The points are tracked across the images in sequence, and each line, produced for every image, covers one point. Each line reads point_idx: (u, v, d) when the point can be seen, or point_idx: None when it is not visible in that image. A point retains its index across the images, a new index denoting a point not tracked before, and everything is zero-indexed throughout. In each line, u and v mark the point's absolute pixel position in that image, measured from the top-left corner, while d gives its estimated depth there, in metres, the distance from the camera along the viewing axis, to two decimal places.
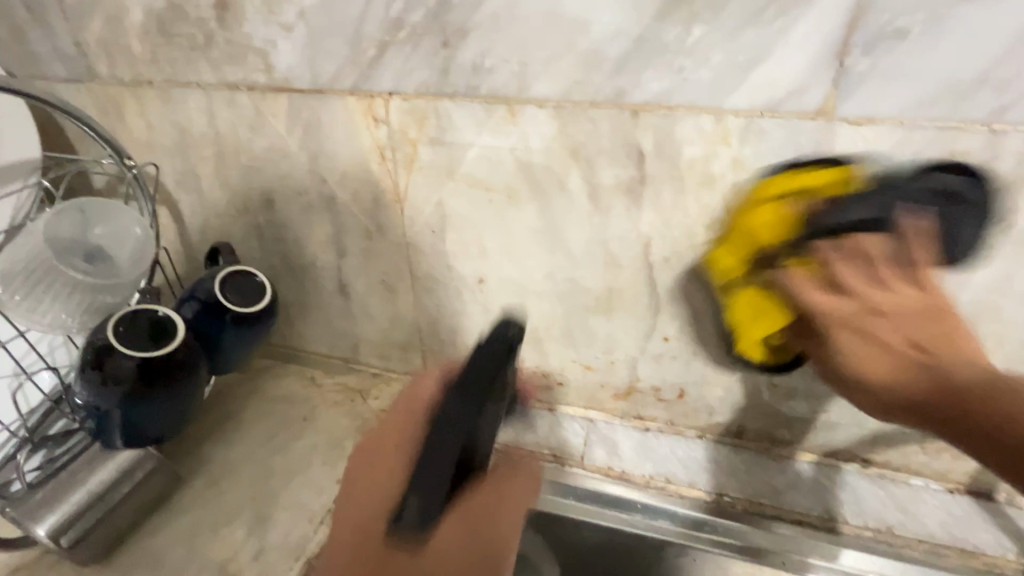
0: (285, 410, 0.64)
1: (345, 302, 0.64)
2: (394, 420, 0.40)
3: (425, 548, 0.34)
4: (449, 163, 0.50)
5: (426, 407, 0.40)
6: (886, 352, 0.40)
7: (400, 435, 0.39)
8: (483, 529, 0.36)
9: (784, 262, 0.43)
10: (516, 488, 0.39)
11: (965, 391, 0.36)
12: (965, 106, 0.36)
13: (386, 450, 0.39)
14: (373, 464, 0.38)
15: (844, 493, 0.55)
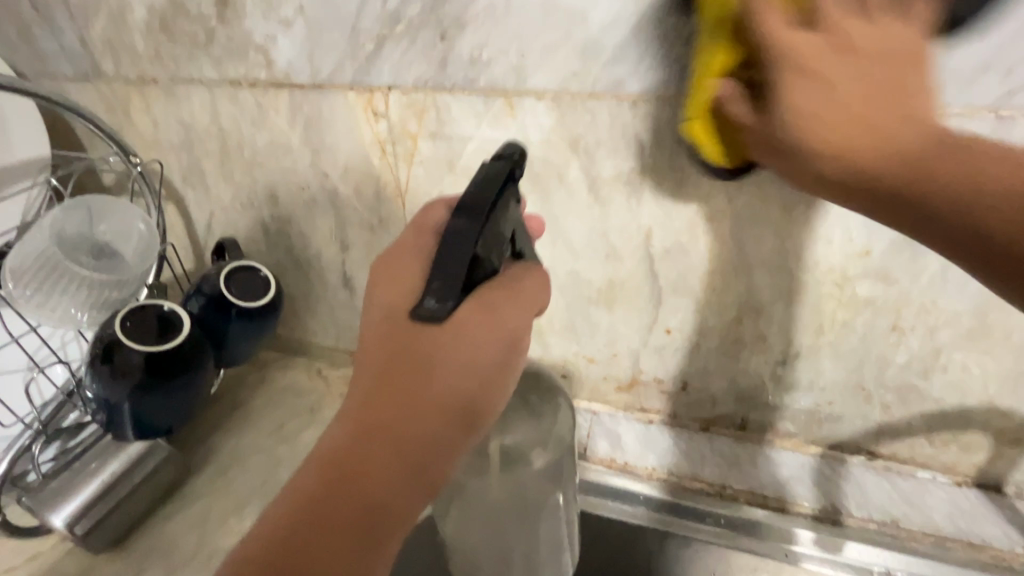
0: (291, 402, 0.65)
1: (349, 296, 0.64)
2: (402, 241, 0.38)
3: (443, 333, 0.34)
4: (448, 155, 0.50)
5: (435, 228, 0.38)
6: (851, 95, 0.31)
7: (419, 240, 0.37)
8: (500, 309, 0.35)
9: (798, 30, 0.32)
10: (530, 289, 0.37)
11: (922, 167, 0.30)
12: (970, 94, 0.36)
13: (400, 266, 0.36)
14: (388, 276, 0.36)
15: (848, 486, 0.54)
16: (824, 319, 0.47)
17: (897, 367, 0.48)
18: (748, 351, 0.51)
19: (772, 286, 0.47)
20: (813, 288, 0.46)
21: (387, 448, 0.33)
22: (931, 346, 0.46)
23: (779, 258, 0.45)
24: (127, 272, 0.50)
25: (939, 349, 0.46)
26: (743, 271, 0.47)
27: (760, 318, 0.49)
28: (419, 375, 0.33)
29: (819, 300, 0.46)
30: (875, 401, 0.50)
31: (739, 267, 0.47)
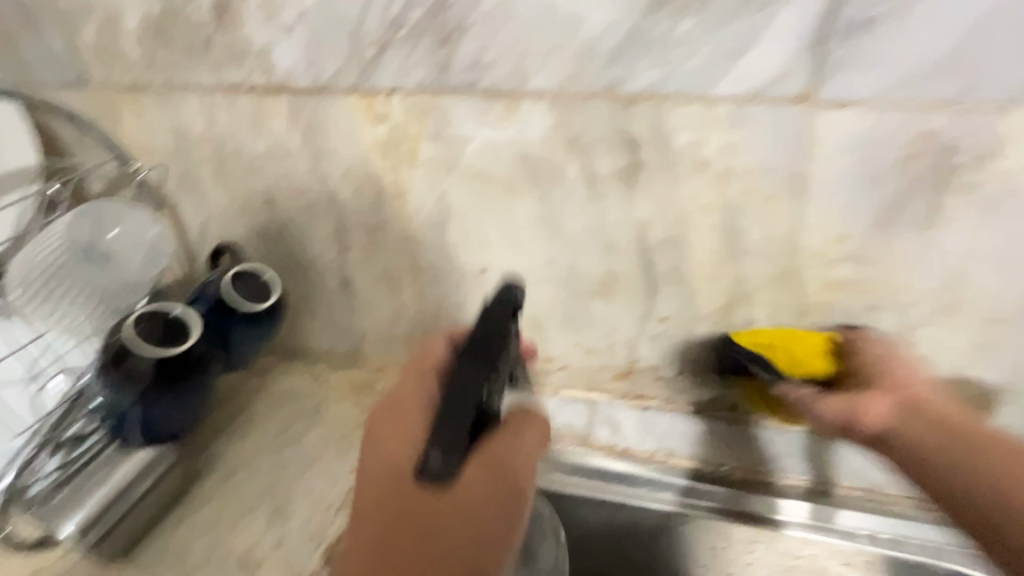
0: (293, 406, 0.66)
1: (348, 299, 0.65)
2: (405, 386, 0.42)
3: (449, 499, 0.36)
4: (449, 157, 0.52)
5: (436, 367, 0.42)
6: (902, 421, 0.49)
7: (418, 386, 0.42)
8: (502, 465, 0.38)
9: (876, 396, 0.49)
10: (530, 442, 0.41)
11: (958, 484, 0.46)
12: (935, 88, 0.38)
13: (404, 416, 0.40)
14: (393, 421, 0.40)
15: (836, 458, 0.57)
16: (807, 301, 0.50)
17: (874, 342, 0.51)
18: None
19: (759, 273, 0.50)
20: (797, 272, 0.49)
21: None
22: (905, 323, 0.49)
23: (765, 245, 0.48)
24: (131, 280, 0.53)
25: (912, 325, 0.49)
26: (733, 259, 0.50)
27: (750, 303, 0.52)
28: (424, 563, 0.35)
29: (804, 283, 0.49)
30: None
31: (728, 255, 0.50)
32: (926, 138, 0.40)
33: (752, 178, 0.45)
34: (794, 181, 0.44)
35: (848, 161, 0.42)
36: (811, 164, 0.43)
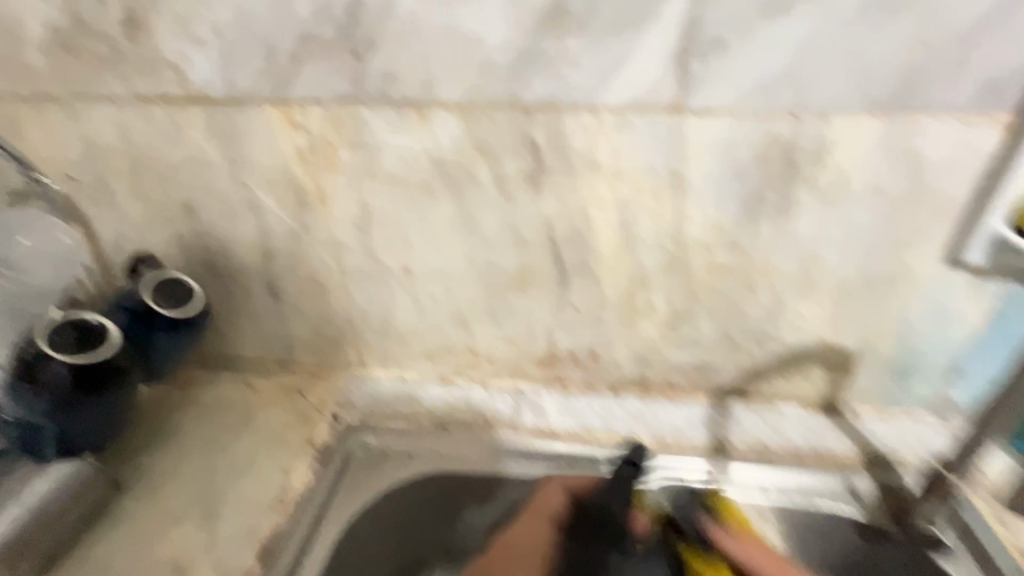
0: (222, 415, 0.66)
1: (276, 305, 0.66)
2: (535, 527, 0.60)
3: None
4: (367, 163, 0.55)
5: (551, 514, 0.60)
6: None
7: (534, 535, 0.60)
8: None
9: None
10: None
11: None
12: (775, 99, 0.46)
13: (523, 553, 0.60)
14: (522, 547, 0.60)
15: (734, 424, 0.63)
16: (694, 284, 0.57)
17: (752, 317, 0.59)
18: (641, 318, 0.61)
19: (653, 261, 0.56)
20: (684, 259, 0.56)
21: None
22: (775, 299, 0.57)
23: (655, 236, 0.55)
24: (51, 285, 0.62)
25: (781, 301, 0.57)
26: (630, 249, 0.56)
27: (647, 288, 0.58)
28: None
29: (690, 268, 0.56)
30: (740, 347, 0.61)
31: (625, 246, 0.56)
32: (772, 140, 0.48)
33: (638, 177, 0.51)
34: (673, 179, 0.51)
35: (714, 161, 0.49)
36: (685, 164, 0.50)
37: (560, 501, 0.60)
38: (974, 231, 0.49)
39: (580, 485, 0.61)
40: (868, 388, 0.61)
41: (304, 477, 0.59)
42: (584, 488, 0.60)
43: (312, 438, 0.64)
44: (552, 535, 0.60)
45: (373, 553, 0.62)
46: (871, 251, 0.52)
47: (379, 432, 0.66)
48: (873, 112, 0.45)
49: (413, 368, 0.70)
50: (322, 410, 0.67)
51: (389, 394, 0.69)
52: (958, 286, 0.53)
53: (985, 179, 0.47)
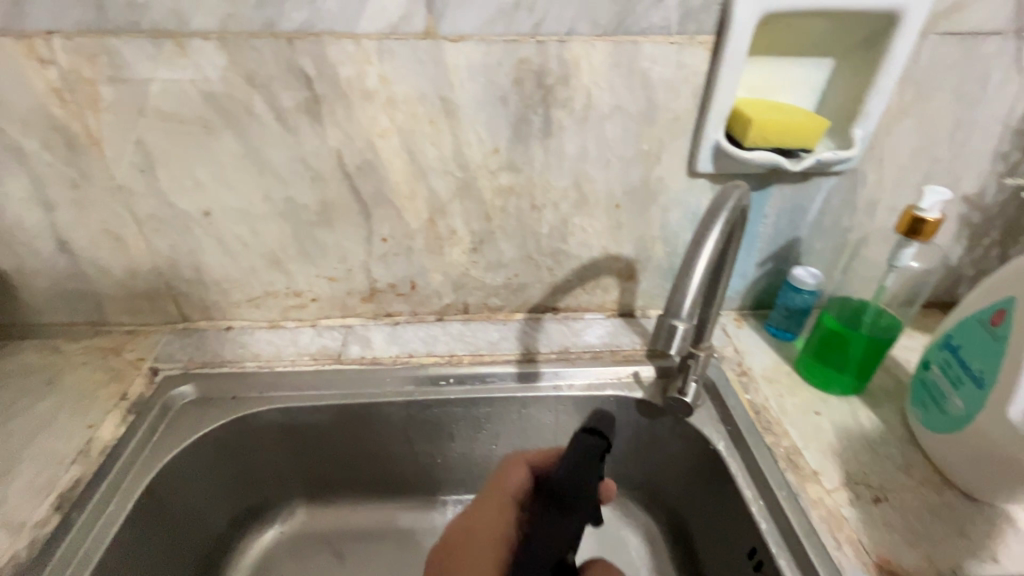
0: (21, 380, 0.63)
1: (71, 261, 0.63)
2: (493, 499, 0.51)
3: (497, 509, 0.51)
4: (134, 100, 0.53)
5: (513, 497, 0.51)
6: (490, 526, 0.50)
7: (499, 514, 0.50)
8: (500, 508, 0.51)
9: (523, 485, 0.52)
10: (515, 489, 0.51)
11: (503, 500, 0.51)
12: (516, 24, 0.50)
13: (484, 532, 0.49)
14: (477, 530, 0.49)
15: (541, 334, 0.71)
16: (487, 207, 0.62)
17: (545, 235, 0.65)
18: (447, 245, 0.65)
19: (445, 187, 0.60)
20: (472, 183, 0.60)
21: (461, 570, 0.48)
22: (560, 217, 0.63)
23: (441, 163, 0.58)
24: None
25: (566, 218, 0.64)
26: (421, 177, 0.59)
27: (447, 216, 0.63)
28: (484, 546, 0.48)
29: (481, 192, 0.61)
30: (541, 265, 0.68)
31: (416, 174, 0.59)
32: (524, 64, 0.52)
33: (412, 104, 0.54)
34: (444, 105, 0.54)
35: (477, 85, 0.53)
36: (452, 89, 0.54)
37: (522, 480, 0.52)
38: (700, 140, 0.57)
39: (539, 456, 0.53)
40: (650, 291, 0.71)
41: (113, 427, 0.58)
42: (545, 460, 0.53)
43: (125, 392, 0.62)
44: (512, 521, 0.50)
45: (198, 491, 0.62)
46: (628, 165, 0.60)
47: (201, 378, 0.65)
48: (600, 37, 0.51)
49: (241, 317, 0.70)
50: (139, 364, 0.66)
51: (215, 343, 0.69)
52: (698, 192, 0.62)
53: (701, 95, 0.55)
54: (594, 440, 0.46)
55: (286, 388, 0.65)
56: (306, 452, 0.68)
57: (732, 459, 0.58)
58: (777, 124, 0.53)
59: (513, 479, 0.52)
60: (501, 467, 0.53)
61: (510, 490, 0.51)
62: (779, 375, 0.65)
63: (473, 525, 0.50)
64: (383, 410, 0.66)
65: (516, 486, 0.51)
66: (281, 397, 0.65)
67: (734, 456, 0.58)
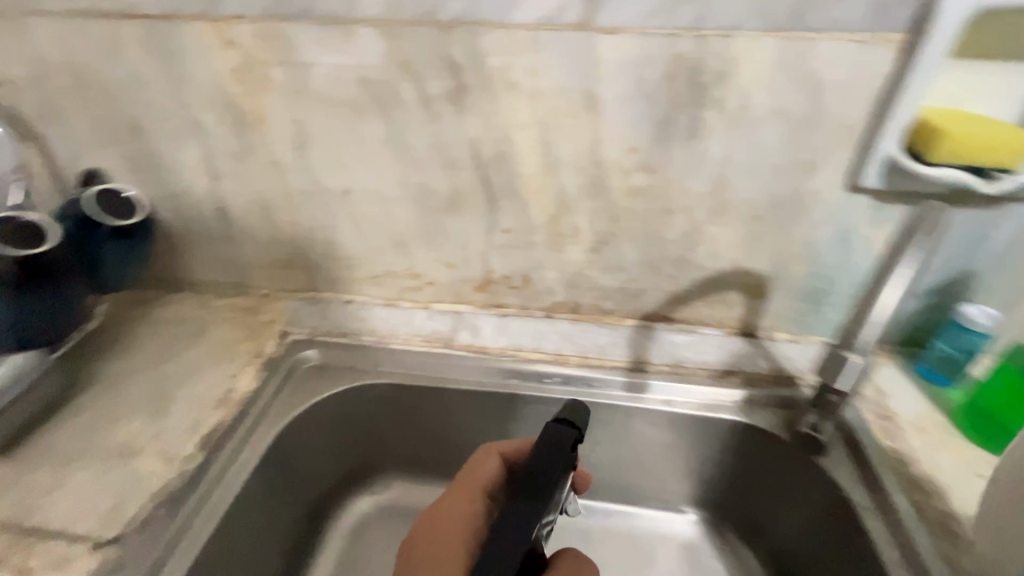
0: (175, 327, 0.71)
1: (226, 226, 0.70)
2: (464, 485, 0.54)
3: (465, 491, 0.53)
4: (299, 82, 0.57)
5: (484, 485, 0.54)
6: (457, 506, 0.52)
7: (468, 498, 0.53)
8: (470, 493, 0.53)
9: (494, 474, 0.55)
10: (486, 477, 0.54)
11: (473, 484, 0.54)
12: (676, 18, 0.48)
13: (454, 515, 0.52)
14: (444, 518, 0.51)
15: (654, 344, 0.68)
16: (614, 207, 0.60)
17: (672, 242, 0.62)
18: (567, 242, 0.64)
19: (575, 183, 0.59)
20: (603, 181, 0.58)
21: (428, 551, 0.49)
22: (692, 223, 0.60)
23: (575, 158, 0.57)
24: None
25: (697, 226, 0.60)
26: (553, 172, 0.58)
27: (571, 212, 0.61)
28: (450, 525, 0.51)
29: (610, 192, 0.59)
30: (662, 273, 0.64)
31: (549, 168, 0.58)
32: (679, 60, 0.49)
33: (555, 97, 0.53)
34: (587, 100, 0.53)
35: (625, 81, 0.51)
36: (598, 84, 0.52)
37: (494, 472, 0.55)
38: (870, 152, 0.51)
39: (512, 450, 0.57)
40: (783, 312, 0.65)
41: (249, 380, 0.64)
42: (518, 455, 0.57)
43: (260, 350, 0.68)
44: (481, 506, 0.52)
45: (312, 450, 0.66)
46: (778, 174, 0.55)
47: (326, 345, 0.70)
48: (770, 33, 0.47)
49: (362, 292, 0.73)
50: (273, 326, 0.72)
51: (337, 314, 0.73)
52: (856, 208, 0.56)
53: (878, 101, 0.49)
54: (567, 431, 0.46)
55: (399, 364, 0.69)
56: (409, 428, 0.70)
57: (871, 518, 0.51)
58: (973, 138, 0.46)
59: (486, 467, 0.55)
60: (475, 456, 0.56)
61: (479, 477, 0.54)
62: (931, 426, 0.57)
63: (439, 507, 0.52)
64: (487, 398, 0.67)
65: (484, 474, 0.54)
66: (394, 373, 0.68)
67: (875, 516, 0.51)
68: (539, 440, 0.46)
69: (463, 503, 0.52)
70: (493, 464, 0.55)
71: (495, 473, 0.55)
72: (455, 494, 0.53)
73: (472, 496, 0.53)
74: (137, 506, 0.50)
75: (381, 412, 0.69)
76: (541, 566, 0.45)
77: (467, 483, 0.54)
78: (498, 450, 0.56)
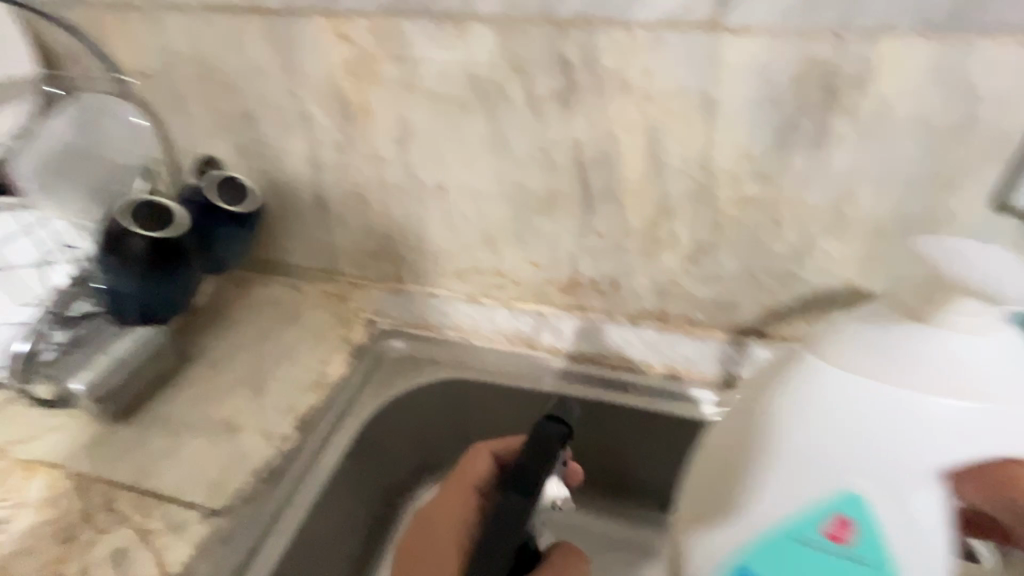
0: (271, 309, 0.74)
1: (322, 214, 0.72)
2: (454, 486, 0.53)
3: (452, 490, 0.53)
4: (407, 77, 0.57)
5: (475, 485, 0.52)
6: (449, 506, 0.52)
7: (461, 498, 0.52)
8: (460, 493, 0.52)
9: (484, 473, 0.53)
10: (475, 477, 0.53)
11: (464, 484, 0.53)
12: (814, 19, 0.45)
13: (446, 515, 0.51)
14: (436, 518, 0.52)
15: (745, 361, 0.65)
16: (720, 216, 0.57)
17: (779, 256, 0.58)
18: (664, 250, 0.61)
19: (679, 189, 0.56)
20: (710, 188, 0.56)
21: (422, 550, 0.51)
22: (804, 238, 0.56)
23: (684, 164, 0.55)
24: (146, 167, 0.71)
25: (810, 240, 0.56)
26: (657, 176, 0.56)
27: (672, 219, 0.59)
28: (440, 526, 0.51)
29: (717, 200, 0.56)
30: (764, 288, 0.61)
31: (653, 173, 0.56)
32: (813, 64, 0.46)
33: (670, 100, 0.51)
34: (705, 103, 0.51)
35: (749, 85, 0.49)
36: (718, 86, 0.50)
37: (485, 471, 0.53)
38: None
39: (505, 448, 0.54)
40: None
41: (339, 366, 0.66)
42: (510, 453, 0.54)
43: (348, 336, 0.70)
44: (472, 507, 0.52)
45: (395, 440, 0.67)
46: (910, 190, 0.50)
47: (413, 337, 0.72)
48: (922, 36, 0.44)
49: (444, 287, 0.73)
50: (361, 314, 0.74)
51: (420, 307, 0.73)
52: (1000, 232, 0.50)
53: None
54: (554, 428, 0.50)
55: (482, 362, 0.70)
56: (488, 425, 0.70)
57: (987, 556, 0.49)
58: None
59: (477, 466, 0.53)
60: (467, 454, 0.54)
61: (467, 474, 0.53)
62: None
63: (429, 508, 0.52)
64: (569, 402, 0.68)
65: (475, 473, 0.53)
66: (477, 371, 0.69)
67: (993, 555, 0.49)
68: (530, 439, 0.50)
69: (453, 505, 0.52)
70: (483, 463, 0.53)
71: (486, 471, 0.53)
72: (446, 494, 0.53)
73: (463, 496, 0.52)
74: (240, 480, 0.53)
75: (463, 408, 0.70)
76: (526, 551, 0.51)
77: (455, 483, 0.53)
78: (489, 452, 0.54)
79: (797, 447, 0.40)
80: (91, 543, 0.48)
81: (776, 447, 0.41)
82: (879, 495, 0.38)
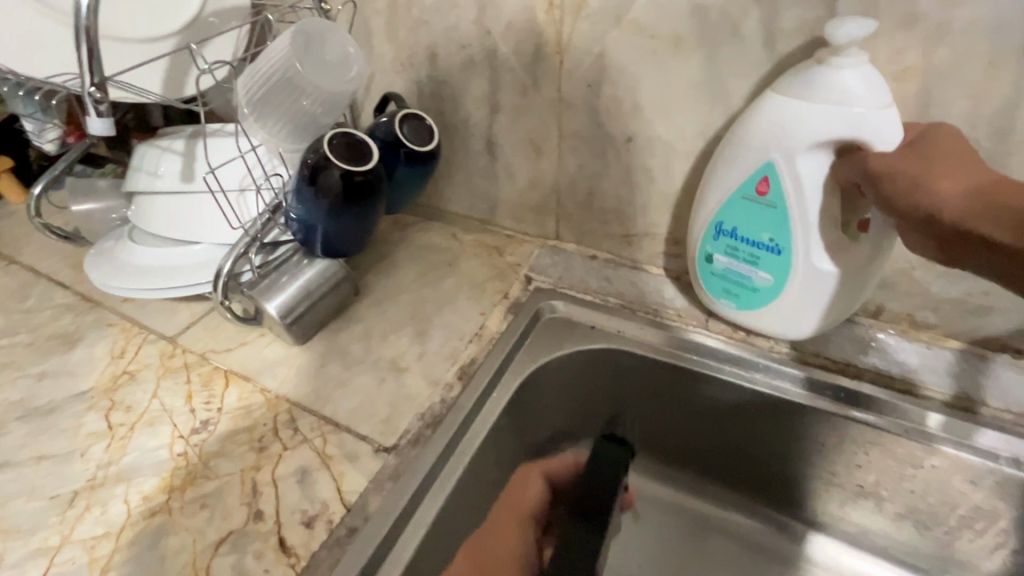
0: (432, 254, 0.73)
1: (490, 161, 0.69)
2: (510, 510, 0.60)
3: (511, 502, 0.61)
4: (616, 9, 0.51)
5: (527, 512, 0.61)
6: (503, 542, 0.58)
7: (518, 522, 0.60)
8: (514, 529, 0.60)
9: (541, 490, 0.62)
10: (530, 494, 0.62)
11: (518, 510, 0.60)
12: None
13: (501, 552, 0.57)
14: (493, 553, 0.57)
15: (988, 380, 0.54)
16: None
17: None
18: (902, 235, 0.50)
19: None
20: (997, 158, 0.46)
21: None
22: None
23: (966, 124, 0.45)
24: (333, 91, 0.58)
25: None
26: None
27: None
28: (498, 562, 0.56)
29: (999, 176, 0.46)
30: None
31: None
32: None
33: (972, 38, 0.42)
34: None
35: None
36: None
37: (538, 496, 0.62)
38: None
39: (557, 473, 0.64)
40: None
41: (499, 319, 0.64)
42: (564, 476, 0.64)
43: (507, 292, 0.67)
44: (525, 550, 0.59)
45: (549, 407, 0.64)
46: None
47: (571, 299, 0.66)
48: None
49: (608, 249, 0.69)
50: (517, 270, 0.70)
51: (582, 270, 0.69)
52: None
53: None
54: (618, 451, 0.61)
55: (649, 336, 0.62)
56: (646, 404, 0.64)
57: None
58: None
59: (533, 483, 0.62)
60: (517, 481, 0.62)
61: (523, 486, 0.62)
62: None
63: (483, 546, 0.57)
64: (750, 397, 0.58)
65: (529, 493, 0.62)
66: (642, 343, 0.62)
67: None
68: (595, 461, 0.60)
69: (506, 535, 0.59)
70: (533, 477, 0.63)
71: (541, 495, 0.62)
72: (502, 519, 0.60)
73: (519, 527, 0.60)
74: (407, 421, 0.54)
75: (622, 383, 0.64)
76: None
77: (506, 515, 0.60)
78: (540, 472, 0.63)
79: (747, 143, 0.50)
80: (279, 457, 0.51)
81: (746, 139, 0.50)
82: (793, 173, 0.48)
